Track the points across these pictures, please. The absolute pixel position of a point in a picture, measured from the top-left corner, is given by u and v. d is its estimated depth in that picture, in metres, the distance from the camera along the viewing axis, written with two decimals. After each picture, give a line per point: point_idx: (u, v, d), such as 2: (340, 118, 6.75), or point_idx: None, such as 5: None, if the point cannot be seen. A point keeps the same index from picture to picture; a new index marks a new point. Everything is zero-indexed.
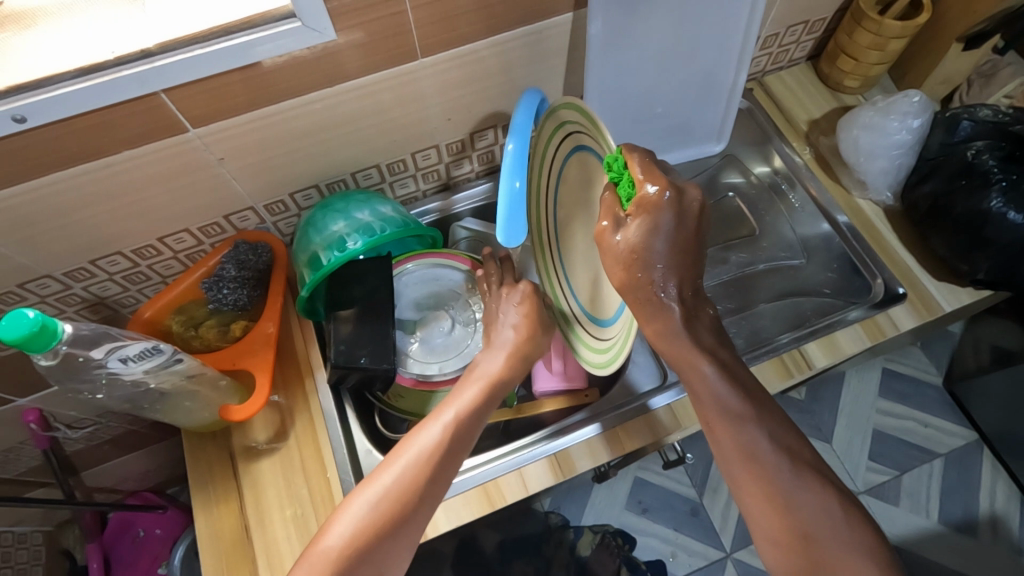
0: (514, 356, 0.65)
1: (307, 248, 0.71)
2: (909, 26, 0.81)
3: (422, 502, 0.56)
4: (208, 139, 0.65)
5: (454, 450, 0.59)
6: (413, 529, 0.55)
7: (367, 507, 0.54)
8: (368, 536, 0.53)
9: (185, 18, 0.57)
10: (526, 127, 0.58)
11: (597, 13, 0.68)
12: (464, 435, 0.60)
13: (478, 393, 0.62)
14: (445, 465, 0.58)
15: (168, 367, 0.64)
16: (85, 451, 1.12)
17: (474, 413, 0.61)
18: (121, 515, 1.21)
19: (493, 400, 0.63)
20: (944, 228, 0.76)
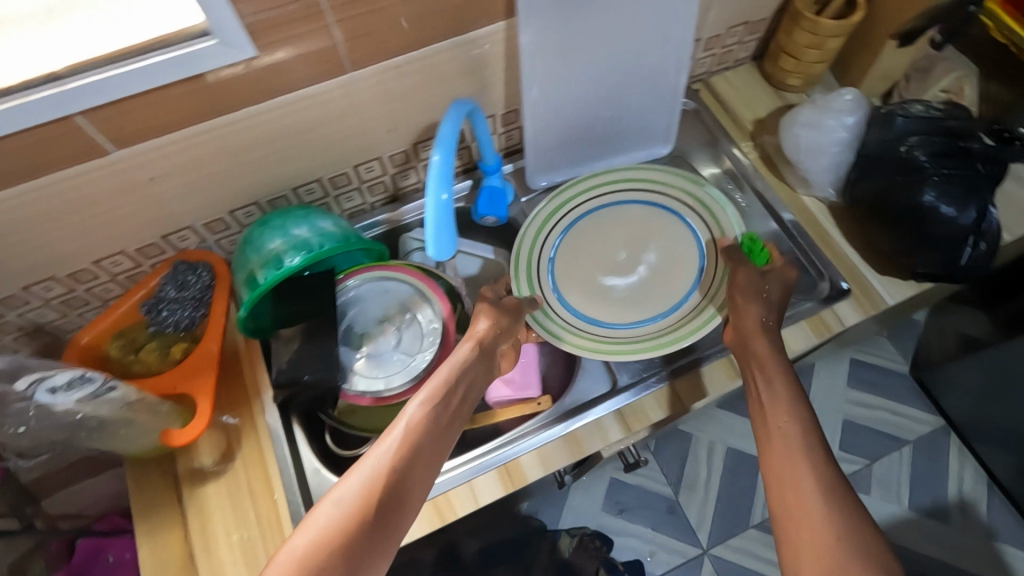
0: (475, 353, 0.68)
1: (244, 267, 0.70)
2: (844, 26, 0.82)
3: (393, 495, 0.56)
4: (135, 160, 0.63)
5: (420, 445, 0.59)
6: (386, 520, 0.55)
7: (336, 507, 0.54)
8: (337, 536, 0.52)
9: (98, 37, 0.56)
10: (453, 138, 0.58)
11: (529, 19, 0.68)
12: (428, 429, 0.61)
13: (436, 389, 0.64)
14: (415, 456, 0.58)
15: (100, 395, 0.63)
16: (46, 477, 1.10)
17: (435, 408, 0.62)
18: (89, 540, 1.18)
19: (454, 397, 0.64)
20: (882, 222, 0.76)
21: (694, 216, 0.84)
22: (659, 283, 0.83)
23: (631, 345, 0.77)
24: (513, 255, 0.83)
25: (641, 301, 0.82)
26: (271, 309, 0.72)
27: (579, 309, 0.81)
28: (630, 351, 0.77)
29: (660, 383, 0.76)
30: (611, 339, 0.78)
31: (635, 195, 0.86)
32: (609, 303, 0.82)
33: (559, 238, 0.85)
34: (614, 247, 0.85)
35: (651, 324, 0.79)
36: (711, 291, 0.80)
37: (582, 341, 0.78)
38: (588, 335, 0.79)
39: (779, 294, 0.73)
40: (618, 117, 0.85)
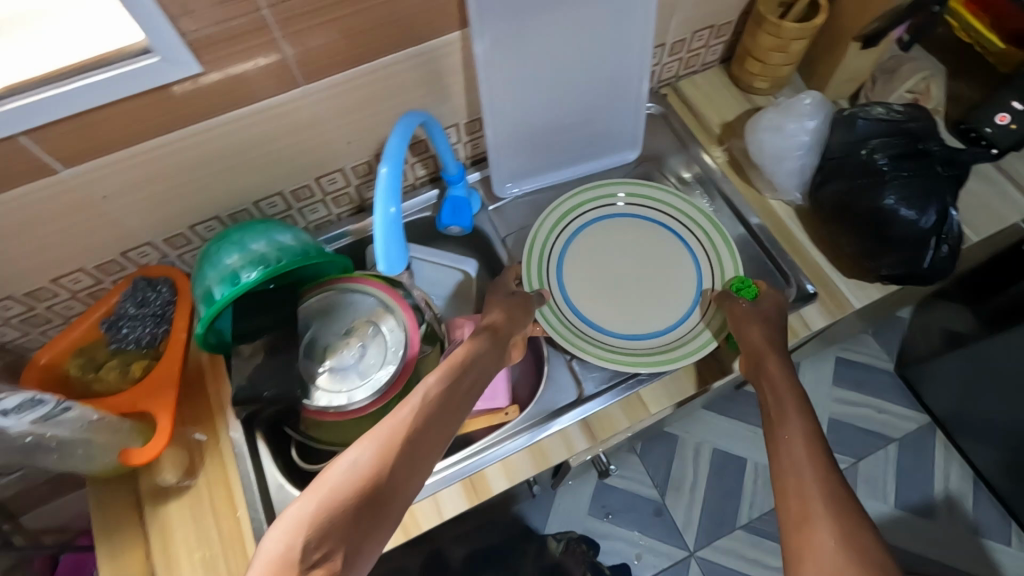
0: (489, 339, 0.70)
1: (201, 283, 0.69)
2: (807, 28, 0.82)
3: (406, 463, 0.56)
4: (85, 178, 0.63)
5: (435, 419, 0.61)
6: (399, 484, 0.55)
7: (351, 465, 0.55)
8: (351, 493, 0.53)
9: (34, 53, 0.55)
10: (400, 152, 0.57)
11: (482, 30, 0.68)
12: (443, 405, 0.62)
13: (451, 369, 0.66)
14: (428, 428, 0.60)
15: (54, 416, 0.63)
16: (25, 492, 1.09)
17: (449, 387, 0.64)
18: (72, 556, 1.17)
19: (468, 378, 0.66)
20: (846, 226, 0.77)
21: (698, 241, 0.85)
22: (661, 297, 0.83)
23: (630, 357, 0.77)
24: (529, 240, 0.84)
25: (641, 314, 0.82)
26: (230, 324, 0.71)
27: (581, 312, 0.82)
28: (629, 360, 0.77)
29: (627, 392, 0.76)
30: (612, 346, 0.79)
31: (659, 214, 0.87)
32: (610, 307, 0.83)
33: (579, 235, 0.86)
34: (632, 258, 0.85)
35: (645, 340, 0.80)
36: (709, 315, 0.81)
37: (587, 345, 0.79)
38: (587, 338, 0.79)
39: (774, 313, 0.74)
40: (583, 124, 0.85)
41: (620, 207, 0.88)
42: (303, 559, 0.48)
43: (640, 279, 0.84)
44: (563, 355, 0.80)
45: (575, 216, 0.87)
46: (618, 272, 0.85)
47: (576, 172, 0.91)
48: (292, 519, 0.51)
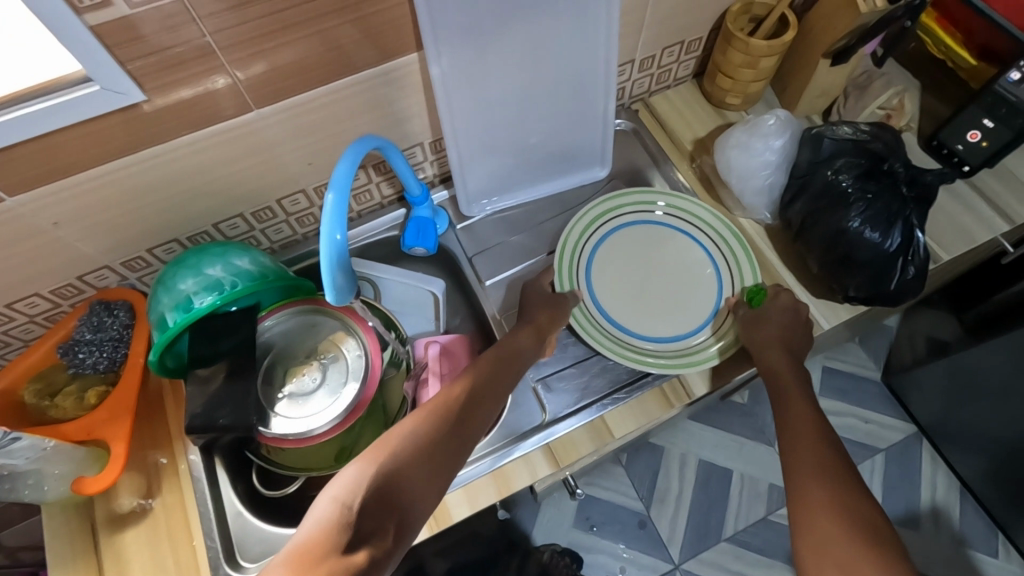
0: (532, 334, 0.73)
1: (155, 308, 0.68)
2: (775, 45, 0.81)
3: (454, 440, 0.58)
4: (33, 206, 0.62)
5: (480, 404, 0.62)
6: (448, 462, 0.56)
7: (404, 435, 0.56)
8: (407, 464, 0.53)
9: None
10: (347, 181, 0.56)
11: (439, 52, 0.67)
12: (488, 389, 0.64)
13: (497, 358, 0.68)
14: (475, 413, 0.61)
15: (4, 446, 0.61)
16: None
17: (495, 374, 0.66)
18: None
19: (514, 369, 0.69)
20: (812, 247, 0.76)
21: (717, 246, 0.83)
22: (684, 301, 0.81)
23: (658, 362, 0.76)
24: (563, 236, 0.82)
25: (665, 317, 0.80)
26: (186, 346, 0.71)
27: (606, 313, 0.80)
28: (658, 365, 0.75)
29: (594, 415, 0.74)
30: (640, 349, 0.77)
31: (692, 225, 0.84)
32: (634, 307, 0.81)
33: (613, 237, 0.84)
34: (664, 265, 0.83)
35: (670, 343, 0.78)
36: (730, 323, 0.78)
37: (614, 348, 0.76)
38: (614, 340, 0.77)
39: (785, 319, 0.74)
40: (550, 143, 0.84)
41: (656, 215, 0.85)
42: (359, 519, 0.48)
43: (669, 287, 0.82)
44: (526, 378, 0.78)
45: (610, 219, 0.84)
46: (646, 273, 0.83)
47: (546, 189, 0.90)
48: (351, 479, 0.51)
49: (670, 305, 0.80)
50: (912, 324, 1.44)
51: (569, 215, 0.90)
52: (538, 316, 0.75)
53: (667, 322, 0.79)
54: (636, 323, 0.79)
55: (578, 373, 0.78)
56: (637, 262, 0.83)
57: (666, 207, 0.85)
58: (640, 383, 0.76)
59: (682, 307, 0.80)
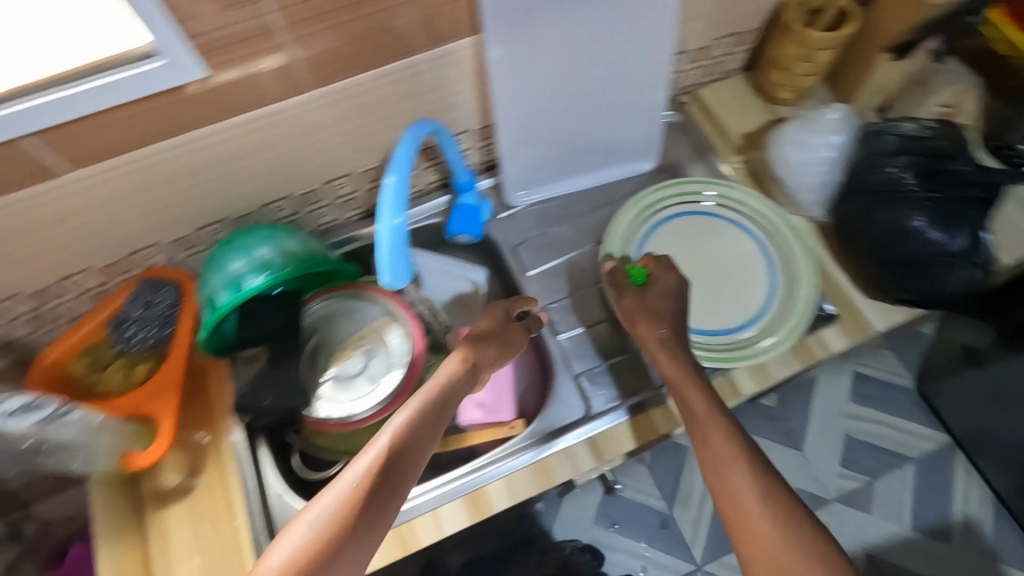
0: (465, 369, 0.62)
1: (205, 287, 0.68)
2: (834, 38, 0.79)
3: (366, 525, 0.50)
4: (92, 181, 0.62)
5: (399, 468, 0.53)
6: (365, 540, 0.50)
7: (308, 531, 0.48)
8: (310, 557, 0.47)
9: (34, 54, 0.53)
10: (407, 162, 0.56)
11: (495, 38, 0.66)
12: (412, 444, 0.54)
13: (426, 400, 0.57)
14: (403, 471, 0.53)
15: (55, 420, 0.63)
16: (32, 485, 1.10)
17: (420, 421, 0.56)
18: (81, 548, 1.16)
19: (444, 409, 0.58)
20: (866, 246, 0.74)
21: (768, 239, 0.81)
22: (738, 294, 0.79)
23: (708, 352, 0.75)
24: (609, 230, 0.82)
25: (718, 310, 0.79)
26: (236, 330, 0.70)
27: None
28: (709, 357, 0.74)
29: (637, 411, 0.73)
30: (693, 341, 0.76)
31: (744, 217, 0.83)
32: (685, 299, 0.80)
33: (661, 229, 0.83)
34: (716, 257, 0.82)
35: (724, 334, 0.77)
36: (784, 313, 0.77)
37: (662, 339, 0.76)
38: None
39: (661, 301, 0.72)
40: (598, 133, 0.83)
41: (705, 205, 0.84)
42: None
43: (719, 279, 0.81)
44: (570, 371, 0.78)
45: (658, 210, 0.84)
46: (696, 265, 0.82)
47: (591, 180, 0.89)
48: None
49: (722, 298, 0.79)
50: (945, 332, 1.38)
51: (612, 207, 0.88)
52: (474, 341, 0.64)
53: (720, 314, 0.78)
54: (687, 315, 0.79)
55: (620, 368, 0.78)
56: (688, 254, 0.82)
57: (716, 197, 0.84)
58: None
59: (735, 298, 0.79)
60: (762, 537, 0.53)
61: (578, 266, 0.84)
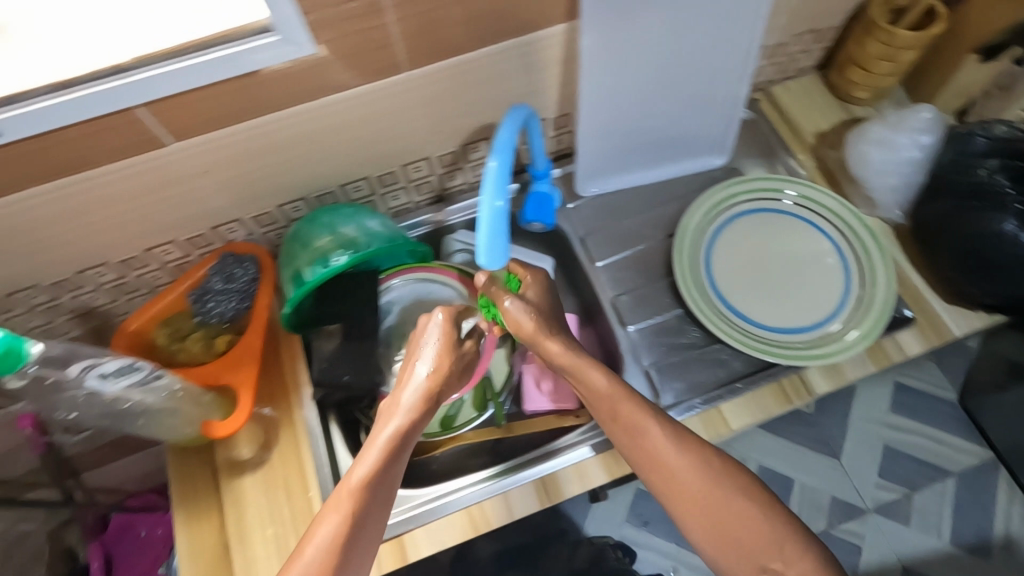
0: (419, 410, 0.60)
1: (291, 263, 0.70)
2: (921, 37, 0.77)
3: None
4: (189, 153, 0.63)
5: (360, 531, 0.54)
6: None
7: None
8: None
9: (166, 28, 0.56)
10: (511, 145, 0.56)
11: (589, 25, 0.66)
12: (374, 497, 0.55)
13: (382, 456, 0.57)
14: (370, 524, 0.55)
15: (148, 382, 0.64)
16: (83, 455, 1.11)
17: (380, 481, 0.56)
18: (122, 517, 1.22)
19: (401, 458, 0.58)
20: (948, 249, 0.73)
21: (843, 240, 0.80)
22: (811, 294, 0.79)
23: (776, 351, 0.74)
24: (682, 222, 0.81)
25: (790, 309, 0.78)
26: (314, 308, 0.72)
27: (724, 299, 0.79)
28: (780, 355, 0.73)
29: (709, 405, 0.73)
30: (765, 338, 0.76)
31: (819, 216, 0.82)
32: (756, 296, 0.79)
33: (731, 226, 0.83)
34: (793, 256, 0.81)
35: (795, 334, 0.76)
36: (859, 313, 0.76)
37: (734, 333, 0.76)
38: (736, 328, 0.77)
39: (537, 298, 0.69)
40: (674, 126, 0.83)
41: (785, 204, 0.83)
42: None
43: (791, 277, 0.80)
44: (639, 363, 0.78)
45: (730, 206, 0.83)
46: (768, 263, 0.81)
47: (662, 173, 0.88)
48: None
49: (794, 296, 0.79)
50: (992, 345, 1.29)
51: (681, 201, 0.88)
52: (427, 376, 0.62)
53: (792, 313, 0.78)
54: (759, 312, 0.79)
55: (687, 363, 0.78)
56: (760, 251, 0.82)
57: (797, 197, 0.83)
58: (761, 375, 0.75)
59: (807, 298, 0.78)
60: (688, 489, 0.58)
61: (645, 259, 0.84)
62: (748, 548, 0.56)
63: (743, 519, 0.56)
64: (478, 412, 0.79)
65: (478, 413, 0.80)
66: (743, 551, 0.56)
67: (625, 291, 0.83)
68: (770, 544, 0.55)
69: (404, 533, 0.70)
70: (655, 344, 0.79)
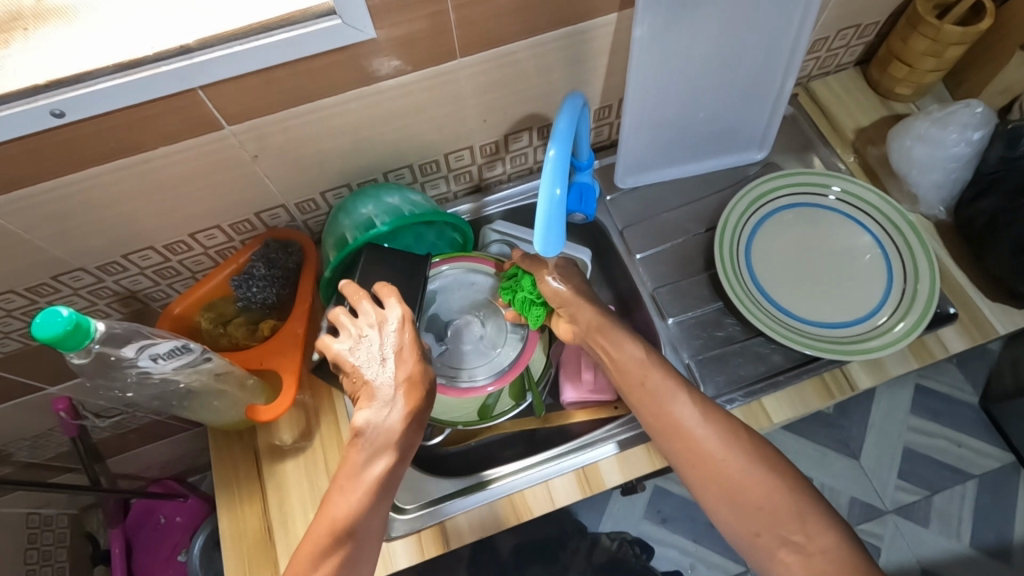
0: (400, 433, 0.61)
1: (336, 230, 0.72)
2: (969, 32, 0.76)
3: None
4: (243, 137, 0.63)
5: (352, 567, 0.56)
6: None
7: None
8: None
9: (233, 14, 0.57)
10: (569, 134, 0.56)
11: (644, 14, 0.66)
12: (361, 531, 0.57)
13: (366, 491, 0.59)
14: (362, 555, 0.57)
15: (196, 365, 0.64)
16: (109, 441, 1.10)
17: (366, 514, 0.57)
18: (141, 503, 1.22)
19: (387, 486, 0.60)
20: (1002, 245, 0.73)
21: (884, 235, 0.80)
22: (852, 289, 0.78)
23: (819, 344, 0.74)
24: (724, 216, 0.81)
25: (831, 305, 0.78)
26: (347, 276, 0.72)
27: (764, 293, 0.79)
28: (826, 349, 0.73)
29: (752, 398, 0.73)
30: (808, 333, 0.76)
31: (860, 212, 0.82)
32: (797, 290, 0.79)
33: (770, 219, 0.83)
34: (835, 252, 0.81)
35: (837, 330, 0.76)
36: (902, 309, 0.75)
37: (778, 326, 0.75)
38: (778, 322, 0.76)
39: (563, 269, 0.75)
40: (716, 120, 0.83)
41: (828, 200, 0.83)
42: None
43: (831, 272, 0.80)
44: (679, 357, 0.77)
45: (770, 200, 0.83)
46: (807, 258, 0.81)
47: (701, 168, 0.88)
48: None
49: (834, 292, 0.78)
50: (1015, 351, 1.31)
51: (719, 195, 0.88)
52: (403, 397, 0.62)
53: (833, 308, 0.78)
54: (801, 307, 0.78)
55: (726, 357, 0.77)
56: (800, 246, 0.82)
57: (840, 193, 0.83)
58: (804, 369, 0.74)
59: (849, 293, 0.78)
60: (711, 453, 0.61)
61: (683, 252, 0.85)
62: (767, 514, 0.58)
63: (758, 484, 0.59)
64: (515, 403, 0.78)
65: (514, 404, 0.78)
66: (764, 518, 0.58)
67: (663, 284, 0.83)
68: (790, 513, 0.57)
69: (445, 521, 0.70)
70: (693, 337, 0.79)
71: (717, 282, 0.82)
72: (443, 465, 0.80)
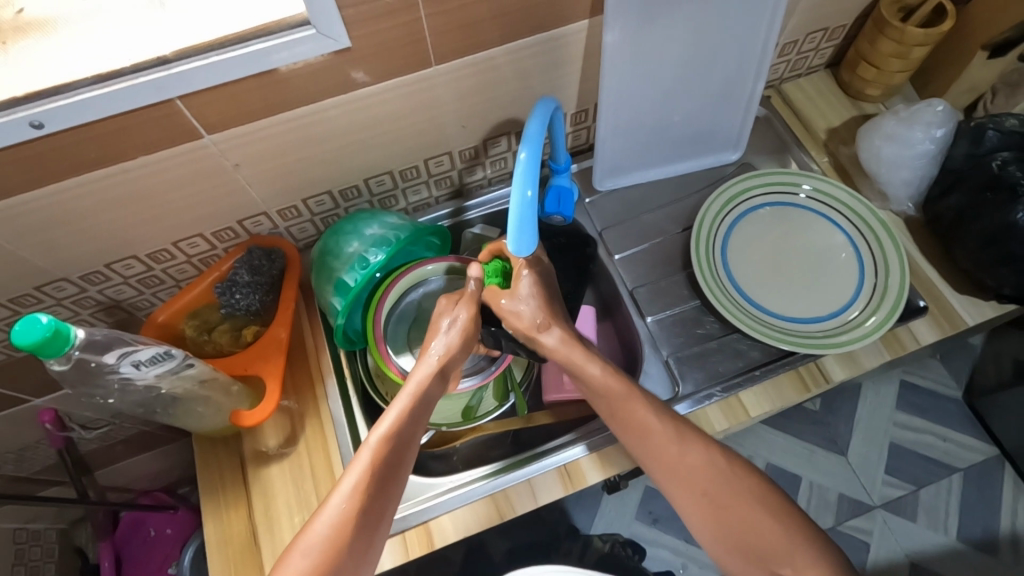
0: (438, 372, 0.65)
1: (329, 274, 0.76)
2: (932, 34, 0.78)
3: (362, 540, 0.55)
4: (222, 146, 0.64)
5: (381, 489, 0.57)
6: (382, 515, 0.57)
7: (305, 556, 0.53)
8: (340, 531, 0.54)
9: (211, 25, 0.58)
10: (539, 137, 0.57)
11: (613, 20, 0.68)
12: (402, 446, 0.59)
13: (405, 410, 0.61)
14: (399, 458, 0.58)
15: (179, 371, 0.65)
16: (98, 452, 1.09)
17: (405, 427, 0.60)
18: (130, 515, 1.21)
19: (422, 415, 0.62)
20: (967, 240, 0.75)
21: (855, 232, 0.82)
22: (825, 284, 0.80)
23: (789, 339, 0.75)
24: (699, 215, 0.83)
25: (803, 301, 0.80)
26: (359, 317, 0.79)
27: (738, 290, 0.81)
28: (794, 343, 0.75)
29: (729, 394, 0.74)
30: (782, 327, 0.77)
31: (832, 210, 0.84)
32: (770, 289, 0.81)
33: (744, 218, 0.85)
34: (809, 249, 0.82)
35: (810, 326, 0.78)
36: (873, 304, 0.77)
37: (751, 322, 0.77)
38: (753, 318, 0.78)
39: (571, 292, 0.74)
40: (691, 121, 0.85)
41: (800, 199, 0.85)
42: None
43: (805, 270, 0.81)
44: (659, 353, 0.79)
45: (743, 201, 0.85)
46: (781, 256, 0.83)
47: (678, 169, 0.90)
48: (308, 541, 0.54)
49: (808, 287, 0.80)
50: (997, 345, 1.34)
51: (696, 196, 0.90)
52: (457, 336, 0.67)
53: (806, 304, 0.79)
54: (774, 304, 0.80)
55: (704, 355, 0.79)
56: (775, 244, 0.83)
57: (812, 191, 0.85)
58: (779, 364, 0.76)
59: (823, 288, 0.80)
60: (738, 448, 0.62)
61: (662, 252, 0.86)
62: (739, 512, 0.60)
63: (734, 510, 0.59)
64: (499, 403, 0.80)
65: (498, 404, 0.80)
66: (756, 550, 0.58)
67: (643, 283, 0.84)
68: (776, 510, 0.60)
69: (430, 520, 0.71)
70: (673, 336, 0.80)
71: (695, 281, 0.83)
72: (428, 467, 0.80)
